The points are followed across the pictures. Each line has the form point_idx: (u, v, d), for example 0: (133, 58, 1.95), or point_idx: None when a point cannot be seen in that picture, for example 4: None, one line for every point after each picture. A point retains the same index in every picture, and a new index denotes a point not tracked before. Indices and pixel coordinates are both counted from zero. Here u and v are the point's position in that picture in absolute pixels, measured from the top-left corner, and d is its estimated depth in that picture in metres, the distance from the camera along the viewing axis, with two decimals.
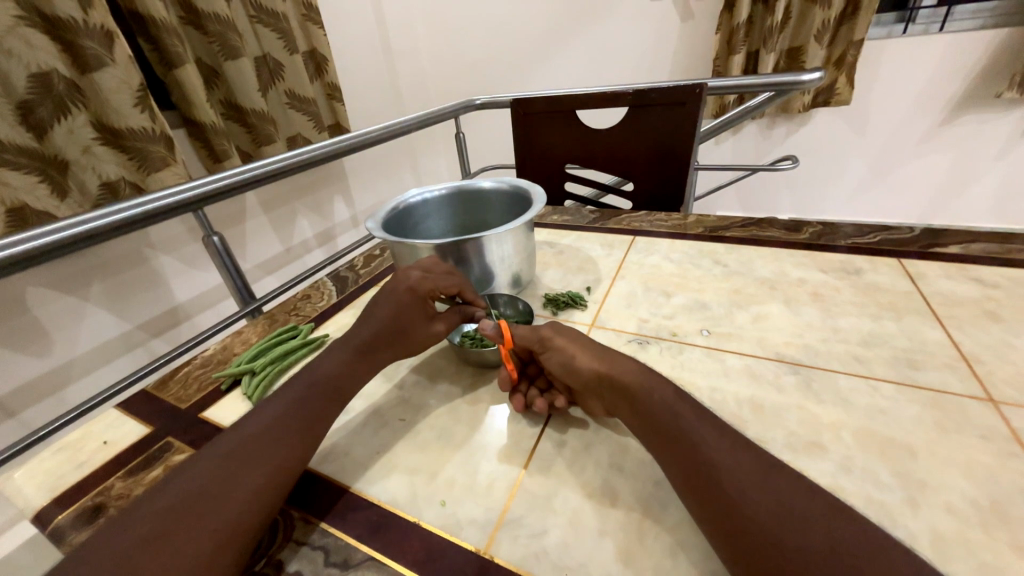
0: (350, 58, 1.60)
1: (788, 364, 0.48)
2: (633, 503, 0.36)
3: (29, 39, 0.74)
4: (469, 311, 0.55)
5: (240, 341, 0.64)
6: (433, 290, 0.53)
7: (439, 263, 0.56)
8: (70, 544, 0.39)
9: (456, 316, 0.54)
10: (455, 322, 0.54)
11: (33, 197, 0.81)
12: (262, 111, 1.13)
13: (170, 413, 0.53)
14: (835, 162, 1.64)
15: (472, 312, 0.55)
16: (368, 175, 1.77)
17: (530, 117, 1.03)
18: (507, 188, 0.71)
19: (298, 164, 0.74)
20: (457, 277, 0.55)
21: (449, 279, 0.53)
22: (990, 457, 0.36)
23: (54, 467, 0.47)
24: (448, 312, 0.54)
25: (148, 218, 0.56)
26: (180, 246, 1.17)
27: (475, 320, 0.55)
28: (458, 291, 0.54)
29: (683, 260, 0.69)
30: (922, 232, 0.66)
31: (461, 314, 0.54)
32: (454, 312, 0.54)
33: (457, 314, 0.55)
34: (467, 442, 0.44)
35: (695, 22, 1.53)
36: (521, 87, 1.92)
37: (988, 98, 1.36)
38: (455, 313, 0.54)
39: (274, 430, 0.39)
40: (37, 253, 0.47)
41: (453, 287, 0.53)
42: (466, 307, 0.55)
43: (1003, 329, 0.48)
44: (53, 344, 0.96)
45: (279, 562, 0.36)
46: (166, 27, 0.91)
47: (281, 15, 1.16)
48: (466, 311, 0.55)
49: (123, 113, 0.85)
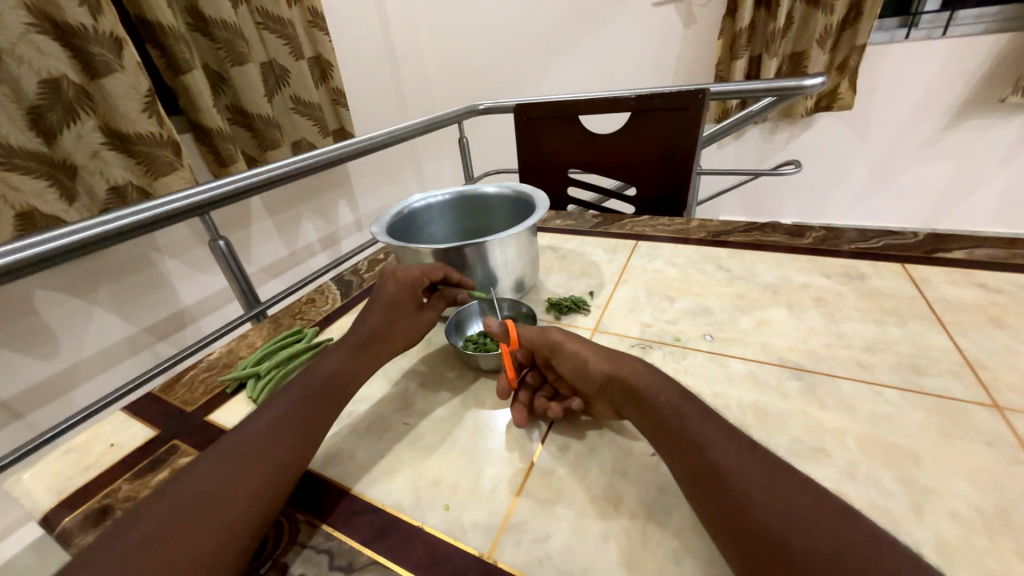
0: (354, 64, 1.62)
1: (791, 369, 0.48)
2: (636, 508, 0.37)
3: (40, 46, 0.75)
4: (452, 294, 0.58)
5: (245, 345, 0.64)
6: (420, 278, 0.54)
7: (433, 265, 0.56)
8: (76, 546, 0.39)
9: (441, 301, 0.58)
10: (441, 306, 0.58)
11: (42, 201, 0.81)
12: (268, 116, 1.14)
13: (175, 416, 0.53)
14: (838, 166, 1.64)
15: (456, 295, 0.58)
16: (372, 179, 1.78)
17: (532, 122, 1.04)
18: (509, 193, 0.72)
19: (306, 168, 0.75)
20: (440, 263, 0.56)
21: (435, 267, 0.55)
22: (996, 464, 0.36)
23: (61, 470, 0.48)
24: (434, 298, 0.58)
25: (159, 221, 0.57)
26: (185, 249, 1.18)
27: (457, 303, 0.59)
28: (443, 276, 0.56)
29: (686, 265, 0.69)
30: (926, 237, 0.66)
31: (446, 300, 0.58)
32: (438, 298, 0.58)
33: (443, 299, 0.58)
34: (470, 446, 0.45)
35: (697, 27, 1.54)
36: (524, 92, 1.93)
37: (992, 102, 1.36)
38: (439, 299, 0.58)
39: (276, 429, 0.40)
40: (48, 255, 0.47)
41: (437, 272, 0.55)
42: (450, 291, 0.58)
43: (1007, 335, 0.48)
44: (60, 347, 0.97)
45: (284, 565, 0.36)
46: (174, 34, 0.92)
47: (287, 22, 1.17)
48: (451, 295, 0.58)
49: (131, 118, 0.86)
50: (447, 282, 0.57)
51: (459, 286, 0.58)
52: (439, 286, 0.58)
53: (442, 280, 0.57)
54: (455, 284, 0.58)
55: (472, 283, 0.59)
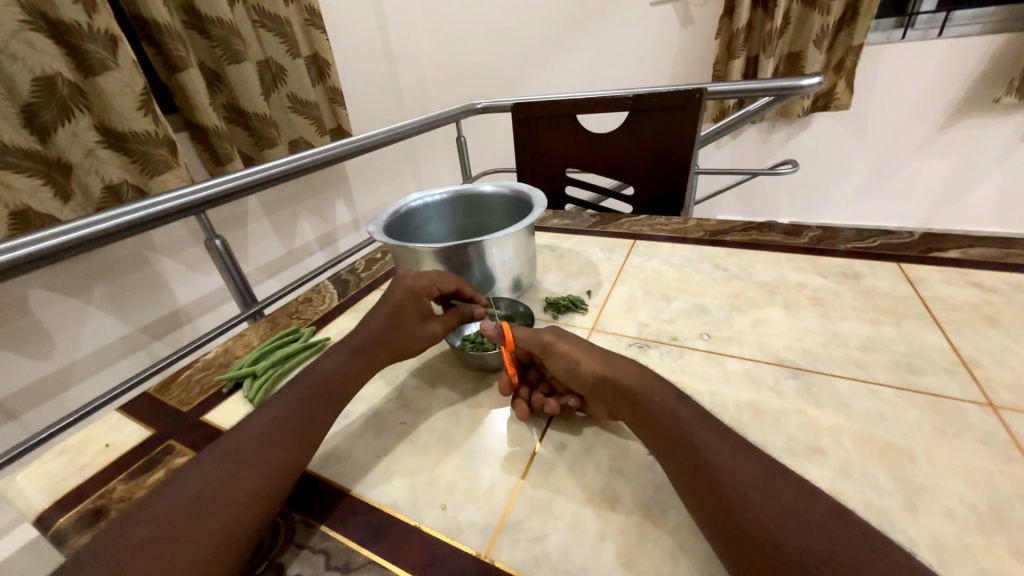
0: (352, 63, 1.61)
1: (788, 368, 0.48)
2: (633, 506, 0.37)
3: (34, 43, 0.74)
4: (466, 309, 0.55)
5: (241, 344, 0.64)
6: (429, 286, 0.54)
7: (444, 273, 0.56)
8: (70, 547, 0.39)
9: (455, 317, 0.55)
10: (453, 323, 0.55)
11: (37, 200, 0.81)
12: (265, 115, 1.14)
13: (171, 416, 0.53)
14: (835, 165, 1.64)
15: (472, 311, 0.56)
16: (369, 178, 1.77)
17: (530, 121, 1.04)
18: (507, 193, 0.72)
19: (303, 167, 0.75)
20: (454, 276, 0.57)
21: (447, 278, 0.55)
22: (989, 462, 0.36)
23: (54, 470, 0.47)
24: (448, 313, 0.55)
25: (151, 221, 0.57)
26: (181, 248, 1.18)
27: (473, 319, 0.56)
28: (455, 288, 0.55)
29: (683, 264, 0.69)
30: (922, 237, 0.66)
31: (459, 315, 0.55)
32: (452, 313, 0.55)
33: (456, 315, 0.55)
34: (468, 446, 0.45)
35: (694, 27, 1.54)
36: (521, 92, 1.93)
37: (987, 102, 1.37)
38: (452, 314, 0.55)
39: (272, 432, 0.39)
40: (39, 256, 0.47)
41: (450, 285, 0.55)
42: (465, 307, 0.56)
43: (1002, 334, 0.48)
44: (55, 347, 0.97)
45: (281, 565, 0.36)
46: (170, 31, 0.91)
47: (284, 20, 1.16)
48: (466, 312, 0.55)
49: (126, 116, 0.86)
50: (460, 296, 0.57)
51: (473, 302, 0.57)
52: (453, 300, 0.59)
53: (456, 292, 0.57)
54: (468, 299, 0.57)
55: (485, 300, 0.58)
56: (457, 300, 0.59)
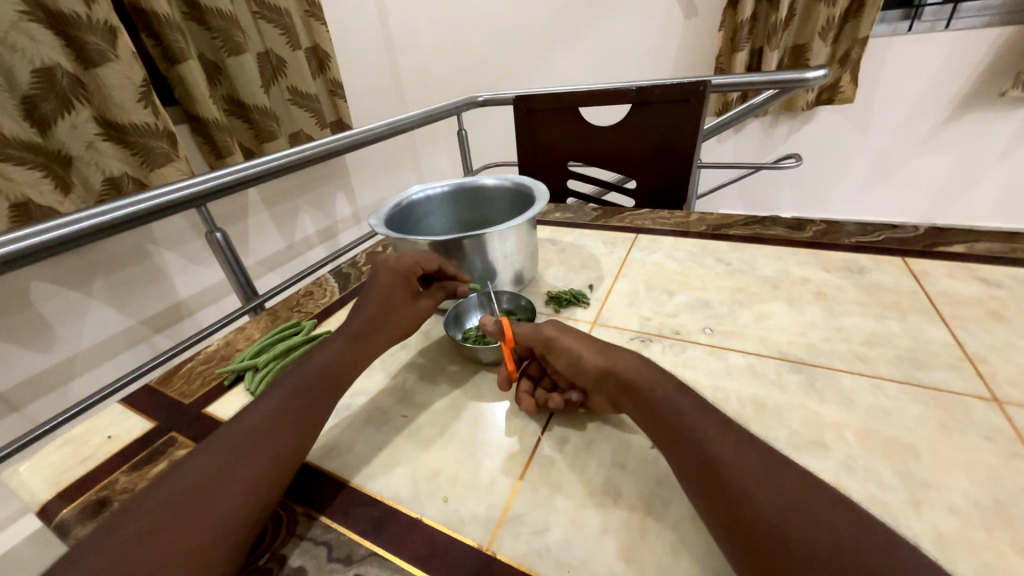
0: (352, 55, 1.60)
1: (791, 363, 0.48)
2: (634, 501, 0.37)
3: (33, 35, 0.74)
4: (450, 285, 0.58)
5: (243, 337, 0.64)
6: (413, 267, 0.55)
7: (427, 252, 0.56)
8: (74, 537, 0.39)
9: (440, 292, 0.58)
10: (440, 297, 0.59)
11: (37, 192, 0.81)
12: (265, 108, 1.13)
13: (172, 408, 0.53)
14: (839, 160, 1.64)
15: (455, 287, 0.59)
16: (370, 172, 1.77)
17: (532, 114, 1.02)
18: (509, 186, 0.71)
19: (302, 159, 0.74)
20: (435, 254, 0.58)
21: (428, 257, 0.56)
22: (994, 458, 0.36)
23: (58, 461, 0.47)
24: (433, 290, 0.58)
25: (151, 214, 0.56)
26: (182, 242, 1.17)
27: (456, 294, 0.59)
28: (437, 267, 0.57)
29: (686, 259, 0.69)
30: (927, 231, 0.65)
31: (444, 290, 0.58)
32: (437, 288, 0.58)
33: (441, 290, 0.59)
34: (469, 439, 0.44)
35: (698, 18, 1.53)
36: (523, 86, 1.92)
37: (993, 96, 1.35)
38: (439, 291, 0.58)
39: (270, 423, 0.39)
40: (38, 249, 0.46)
41: (432, 263, 0.56)
42: (448, 283, 0.58)
43: (1007, 330, 0.48)
44: (57, 340, 0.97)
45: (283, 557, 0.36)
46: (169, 23, 0.91)
47: (283, 11, 1.15)
48: (449, 287, 0.58)
49: (125, 108, 0.85)
50: (442, 274, 0.58)
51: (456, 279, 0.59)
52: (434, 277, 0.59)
53: (438, 270, 0.58)
54: (450, 275, 0.59)
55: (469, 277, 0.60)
56: (439, 278, 0.60)
